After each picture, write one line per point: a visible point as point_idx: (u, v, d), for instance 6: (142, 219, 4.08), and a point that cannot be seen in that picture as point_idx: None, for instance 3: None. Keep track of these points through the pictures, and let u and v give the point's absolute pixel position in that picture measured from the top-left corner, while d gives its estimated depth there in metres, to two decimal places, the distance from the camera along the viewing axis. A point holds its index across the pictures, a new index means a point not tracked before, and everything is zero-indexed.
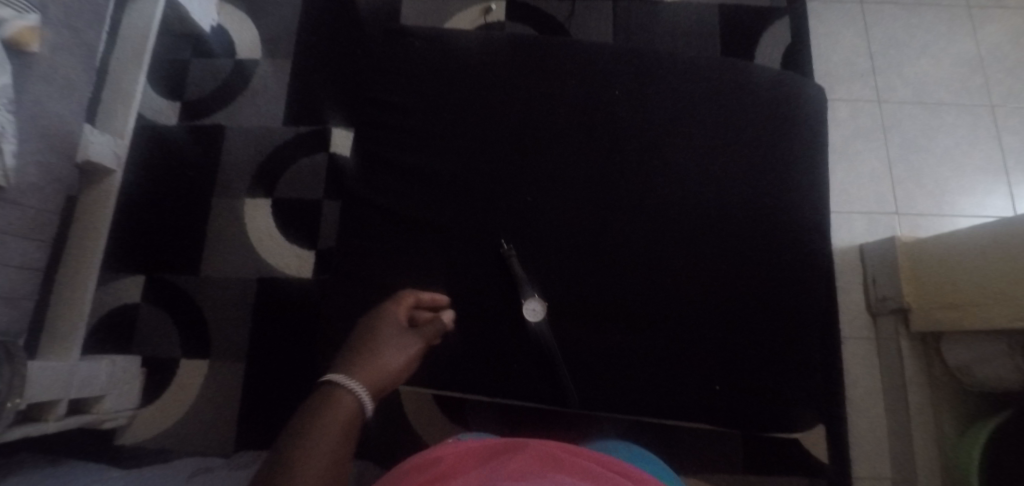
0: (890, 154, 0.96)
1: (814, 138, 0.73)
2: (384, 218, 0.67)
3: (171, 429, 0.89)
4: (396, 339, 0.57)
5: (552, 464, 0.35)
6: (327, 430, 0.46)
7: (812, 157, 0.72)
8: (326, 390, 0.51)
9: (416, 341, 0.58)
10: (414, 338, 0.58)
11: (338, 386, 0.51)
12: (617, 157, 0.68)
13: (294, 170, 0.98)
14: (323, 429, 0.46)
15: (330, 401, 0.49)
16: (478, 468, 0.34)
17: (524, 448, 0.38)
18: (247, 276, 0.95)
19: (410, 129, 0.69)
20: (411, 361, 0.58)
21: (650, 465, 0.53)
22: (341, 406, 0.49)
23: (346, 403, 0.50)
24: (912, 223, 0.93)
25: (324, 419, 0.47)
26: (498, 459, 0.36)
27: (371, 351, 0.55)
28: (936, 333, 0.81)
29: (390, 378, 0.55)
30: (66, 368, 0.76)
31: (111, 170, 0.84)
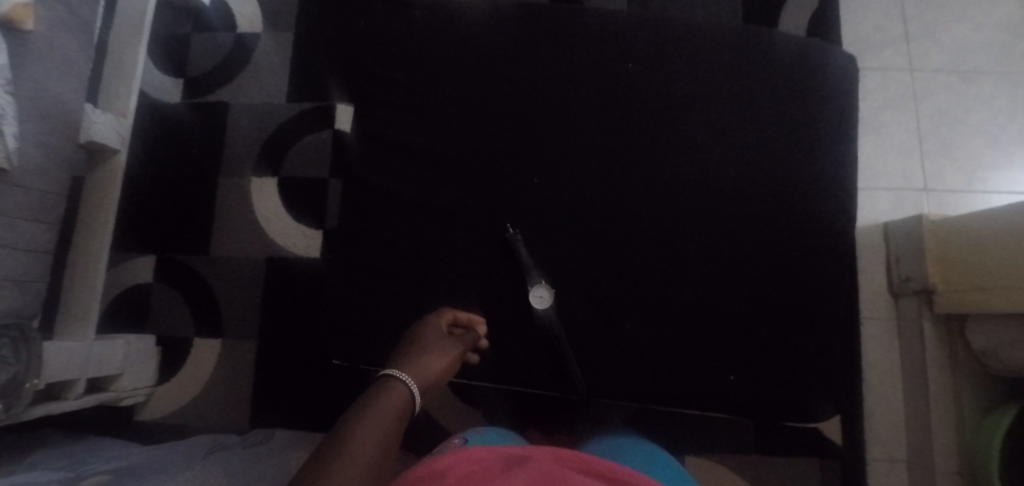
0: (921, 127, 0.91)
1: (843, 113, 0.68)
2: (387, 202, 0.65)
3: (188, 405, 0.91)
4: (440, 344, 0.56)
5: (560, 481, 0.34)
6: (375, 422, 0.47)
7: (840, 133, 0.68)
8: (375, 391, 0.52)
9: (458, 346, 0.58)
10: (455, 343, 0.58)
11: (388, 387, 0.52)
12: (630, 134, 0.65)
13: (299, 148, 0.97)
14: (371, 421, 0.46)
15: (377, 400, 0.50)
16: None
17: (531, 463, 0.36)
18: (256, 256, 0.95)
19: (414, 109, 0.66)
20: (453, 365, 0.58)
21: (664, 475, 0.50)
22: (387, 403, 0.50)
23: (392, 400, 0.51)
24: (941, 200, 0.88)
25: (371, 414, 0.48)
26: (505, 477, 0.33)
27: (415, 354, 0.55)
28: (961, 317, 0.77)
29: (433, 380, 0.56)
30: (83, 347, 0.77)
31: (116, 150, 0.83)
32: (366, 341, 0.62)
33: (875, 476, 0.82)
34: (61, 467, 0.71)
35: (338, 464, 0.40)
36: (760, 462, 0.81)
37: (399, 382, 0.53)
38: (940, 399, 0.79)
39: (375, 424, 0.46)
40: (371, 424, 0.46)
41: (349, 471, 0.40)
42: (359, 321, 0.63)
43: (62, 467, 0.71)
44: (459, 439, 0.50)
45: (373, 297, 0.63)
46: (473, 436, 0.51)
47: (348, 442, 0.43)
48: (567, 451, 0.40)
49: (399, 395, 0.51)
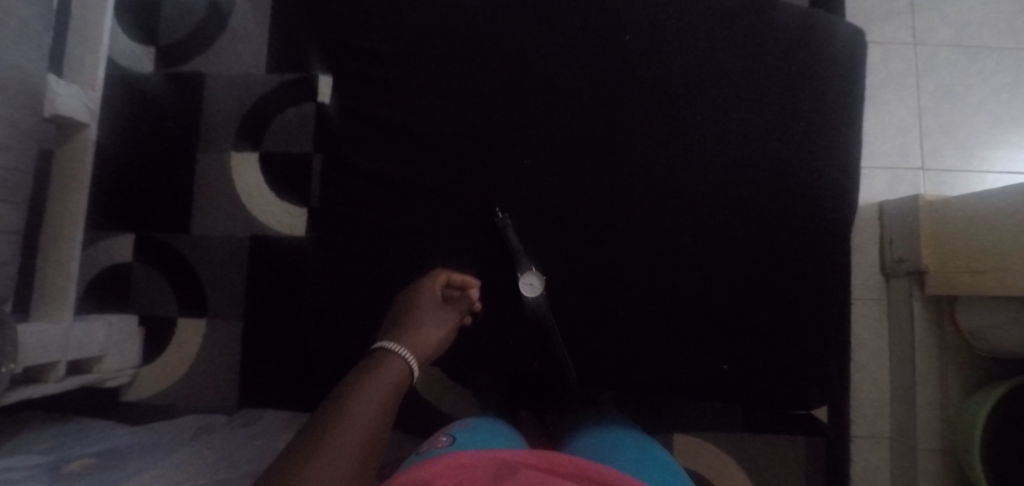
0: (921, 104, 0.88)
1: (847, 91, 0.66)
2: (370, 183, 0.62)
3: (175, 385, 0.90)
4: (436, 313, 0.59)
5: None
6: (375, 392, 0.47)
7: (843, 113, 0.65)
8: (374, 358, 0.53)
9: (453, 317, 0.60)
10: (451, 313, 0.60)
11: (386, 354, 0.53)
12: (625, 113, 0.62)
13: (280, 121, 0.93)
14: (372, 390, 0.47)
15: (376, 366, 0.51)
16: None
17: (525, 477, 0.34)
18: (238, 234, 0.92)
19: (399, 85, 0.63)
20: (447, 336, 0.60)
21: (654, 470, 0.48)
22: (388, 369, 0.51)
23: (392, 367, 0.52)
24: (937, 179, 0.87)
25: (371, 382, 0.48)
26: None
27: (412, 324, 0.56)
28: (953, 299, 0.77)
29: (430, 350, 0.58)
30: (60, 330, 0.75)
31: (84, 123, 0.79)
32: (352, 327, 0.61)
33: (858, 452, 0.84)
34: (44, 451, 0.69)
35: (340, 436, 0.40)
36: (747, 440, 0.82)
37: (398, 350, 0.54)
38: (926, 379, 0.79)
39: (374, 397, 0.46)
40: (370, 395, 0.46)
41: (351, 446, 0.40)
42: (344, 308, 0.61)
43: (45, 451, 0.70)
44: (445, 436, 0.48)
45: (359, 283, 0.61)
46: (459, 431, 0.49)
47: (348, 412, 0.43)
48: (562, 457, 0.38)
49: (399, 363, 0.52)
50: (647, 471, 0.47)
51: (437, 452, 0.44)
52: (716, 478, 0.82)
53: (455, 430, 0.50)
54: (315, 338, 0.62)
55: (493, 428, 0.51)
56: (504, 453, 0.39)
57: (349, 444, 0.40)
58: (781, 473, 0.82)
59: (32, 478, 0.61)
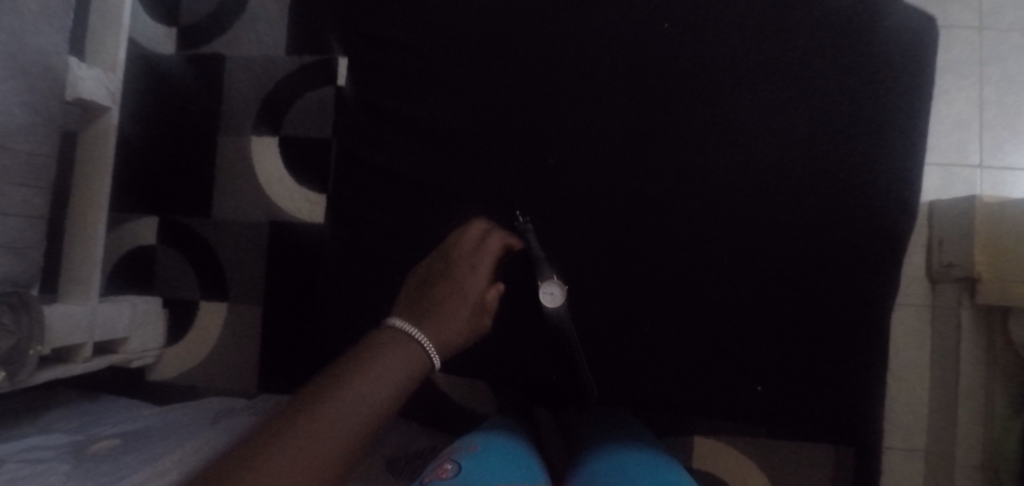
0: (984, 95, 0.81)
1: (904, 86, 0.60)
2: (396, 187, 0.66)
3: (197, 367, 0.92)
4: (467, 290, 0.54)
5: None
6: (376, 378, 0.40)
7: (896, 112, 0.60)
8: (389, 329, 0.46)
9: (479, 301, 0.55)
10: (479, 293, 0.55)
11: (394, 330, 0.45)
12: (657, 110, 0.62)
13: (299, 105, 0.91)
14: (376, 373, 0.40)
15: (388, 343, 0.44)
16: None
17: None
18: (258, 220, 0.91)
19: (432, 100, 0.65)
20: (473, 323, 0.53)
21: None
22: (398, 346, 0.43)
23: (403, 346, 0.44)
24: (996, 179, 0.80)
25: (378, 360, 0.41)
26: None
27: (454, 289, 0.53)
28: (1007, 310, 0.71)
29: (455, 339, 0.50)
30: (86, 313, 0.75)
31: (107, 107, 0.79)
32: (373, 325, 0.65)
33: (888, 463, 0.81)
34: (72, 430, 0.71)
35: (313, 435, 0.34)
36: (771, 447, 0.79)
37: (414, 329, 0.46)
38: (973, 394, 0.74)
39: (377, 382, 0.39)
40: (369, 382, 0.39)
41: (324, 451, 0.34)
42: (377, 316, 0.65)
43: (72, 430, 0.71)
44: (451, 464, 0.47)
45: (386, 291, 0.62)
46: (466, 458, 0.48)
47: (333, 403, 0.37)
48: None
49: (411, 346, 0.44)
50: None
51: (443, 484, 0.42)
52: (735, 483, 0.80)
53: (460, 455, 0.49)
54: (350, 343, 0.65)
55: (501, 451, 0.50)
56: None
57: (322, 446, 0.34)
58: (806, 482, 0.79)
59: (58, 458, 0.62)
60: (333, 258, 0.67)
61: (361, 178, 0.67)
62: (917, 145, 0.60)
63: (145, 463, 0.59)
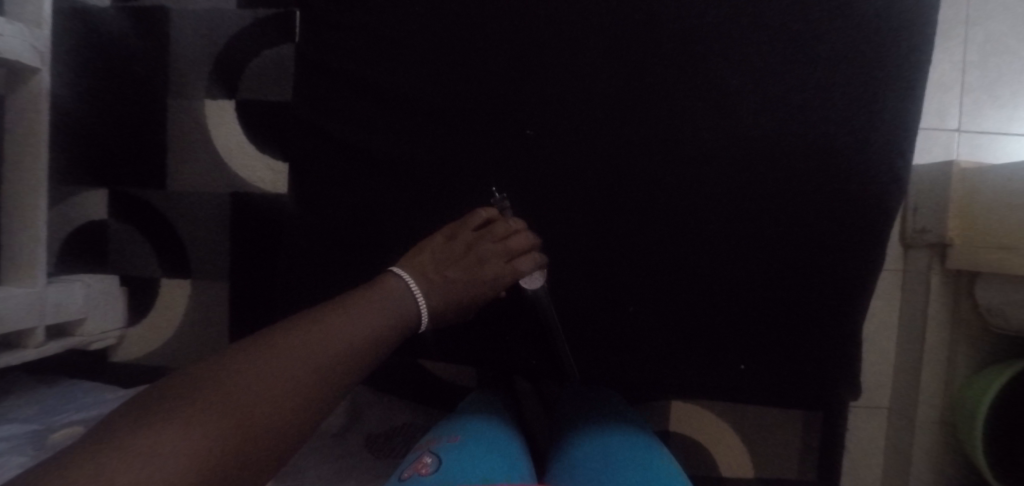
0: (968, 58, 0.80)
1: (898, 48, 0.58)
2: (366, 163, 0.63)
3: (162, 347, 0.88)
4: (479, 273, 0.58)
5: None
6: (333, 335, 0.42)
7: (886, 78, 0.58)
8: (399, 276, 0.53)
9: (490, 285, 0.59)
10: (494, 281, 0.59)
11: (400, 279, 0.53)
12: (641, 79, 0.60)
13: (256, 66, 0.84)
14: (335, 328, 0.43)
15: (383, 291, 0.50)
16: None
17: None
18: (218, 191, 0.85)
19: (407, 71, 0.61)
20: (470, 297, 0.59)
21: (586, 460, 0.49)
22: (362, 311, 0.46)
23: (367, 312, 0.47)
24: (973, 143, 0.80)
25: (341, 320, 0.44)
26: None
27: (457, 268, 0.58)
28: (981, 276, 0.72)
29: (450, 302, 0.56)
30: (34, 296, 0.70)
31: (35, 68, 0.70)
32: None
33: (853, 421, 0.84)
34: (30, 418, 0.68)
35: (254, 377, 0.36)
36: (745, 409, 0.82)
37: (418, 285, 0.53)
38: (935, 355, 0.77)
39: (332, 339, 0.42)
40: (324, 341, 0.41)
41: (263, 395, 0.36)
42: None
43: (30, 418, 0.69)
44: (430, 458, 0.46)
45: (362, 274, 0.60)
46: (445, 450, 0.47)
47: (277, 352, 0.39)
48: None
49: (380, 310, 0.48)
50: (592, 474, 0.47)
51: (423, 483, 0.42)
52: (709, 446, 0.82)
53: (439, 446, 0.49)
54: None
55: (482, 439, 0.50)
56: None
57: (260, 391, 0.36)
58: (777, 443, 0.81)
59: (15, 450, 0.60)
60: (304, 241, 0.63)
61: (330, 153, 0.63)
62: (909, 111, 0.58)
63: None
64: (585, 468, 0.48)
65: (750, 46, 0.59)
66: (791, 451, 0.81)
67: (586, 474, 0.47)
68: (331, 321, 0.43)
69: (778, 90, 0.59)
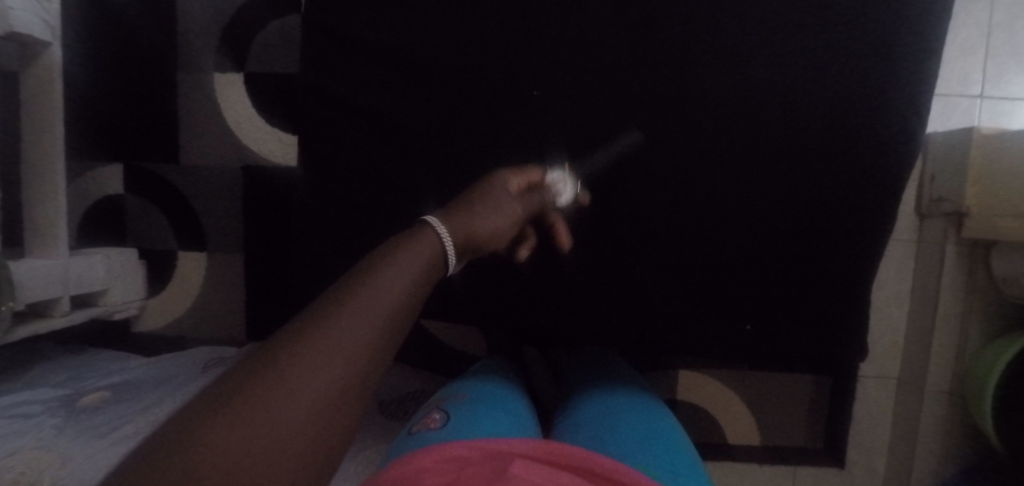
0: (993, 19, 0.77)
1: (918, 10, 0.56)
2: (373, 125, 0.63)
3: (182, 317, 0.90)
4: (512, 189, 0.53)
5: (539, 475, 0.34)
6: (353, 339, 0.30)
7: (903, 40, 0.57)
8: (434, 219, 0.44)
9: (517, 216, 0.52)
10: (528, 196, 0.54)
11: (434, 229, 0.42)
12: (650, 42, 0.59)
13: (263, 37, 0.83)
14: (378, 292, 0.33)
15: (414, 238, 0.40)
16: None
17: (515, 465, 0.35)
18: (230, 164, 0.86)
19: (416, 33, 0.61)
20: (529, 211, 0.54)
21: (595, 425, 0.49)
22: (387, 289, 0.34)
23: (394, 288, 0.34)
24: (995, 109, 0.78)
25: (373, 295, 0.32)
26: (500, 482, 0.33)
27: (486, 197, 0.50)
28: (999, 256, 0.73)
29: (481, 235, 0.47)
30: (57, 266, 0.73)
31: (46, 42, 0.71)
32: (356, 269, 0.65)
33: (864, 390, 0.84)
34: (60, 383, 0.72)
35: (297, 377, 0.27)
36: (753, 377, 0.82)
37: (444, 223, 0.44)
38: (949, 323, 0.77)
39: (367, 323, 0.31)
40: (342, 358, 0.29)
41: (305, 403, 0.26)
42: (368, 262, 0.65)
43: (59, 383, 0.72)
44: (439, 414, 0.48)
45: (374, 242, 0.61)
46: (454, 407, 0.49)
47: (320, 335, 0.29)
48: (567, 448, 0.38)
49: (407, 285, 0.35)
50: (598, 437, 0.47)
51: (432, 436, 0.44)
52: (715, 413, 0.83)
53: (446, 404, 0.50)
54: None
55: (490, 399, 0.51)
56: (501, 442, 0.38)
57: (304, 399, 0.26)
58: (784, 410, 0.82)
59: (48, 412, 0.64)
60: (314, 205, 0.64)
61: (337, 116, 0.63)
62: (926, 76, 0.57)
63: (121, 443, 0.59)
64: (590, 433, 0.48)
65: (761, 8, 0.57)
66: (798, 418, 0.82)
67: (589, 437, 0.48)
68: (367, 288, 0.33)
69: (790, 54, 0.58)
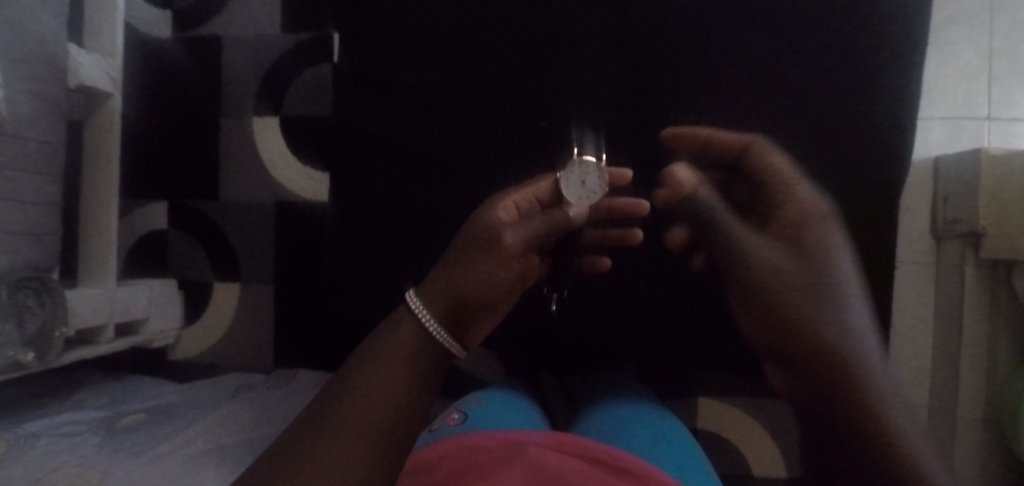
0: (993, 42, 0.78)
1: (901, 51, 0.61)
2: (392, 157, 0.68)
3: (215, 345, 0.95)
4: (504, 222, 0.53)
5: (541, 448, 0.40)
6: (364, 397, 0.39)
7: (885, 69, 0.61)
8: (414, 289, 0.47)
9: (520, 252, 0.53)
10: (540, 223, 0.55)
11: (408, 306, 0.45)
12: (652, 75, 0.64)
13: (299, 83, 0.91)
14: (388, 351, 0.43)
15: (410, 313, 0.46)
16: (504, 462, 0.38)
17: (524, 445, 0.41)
18: (265, 200, 0.93)
19: (435, 75, 0.66)
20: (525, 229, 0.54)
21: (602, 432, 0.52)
22: (387, 350, 0.43)
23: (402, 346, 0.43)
24: (1003, 130, 0.79)
25: (385, 357, 0.42)
26: (508, 456, 0.39)
27: (484, 247, 0.51)
28: (795, 237, 0.50)
29: (472, 287, 0.48)
30: (105, 295, 0.79)
31: (109, 93, 0.79)
32: (379, 291, 0.70)
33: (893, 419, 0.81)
34: (102, 405, 0.76)
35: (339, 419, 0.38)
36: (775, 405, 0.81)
37: (425, 305, 0.45)
38: (975, 347, 0.75)
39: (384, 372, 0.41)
40: (328, 449, 0.37)
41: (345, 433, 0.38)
42: (391, 283, 0.70)
43: (102, 405, 0.76)
44: (458, 413, 0.52)
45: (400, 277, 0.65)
46: (472, 408, 0.53)
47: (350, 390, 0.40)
48: (571, 437, 0.42)
49: (404, 346, 0.43)
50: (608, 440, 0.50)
51: (450, 430, 0.48)
52: (736, 441, 0.82)
53: (464, 407, 0.54)
54: (370, 312, 0.71)
55: (505, 403, 0.55)
56: (516, 435, 0.44)
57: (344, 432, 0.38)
58: None
59: (90, 431, 0.68)
60: (340, 232, 0.70)
61: (362, 150, 0.69)
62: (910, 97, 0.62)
63: (155, 461, 0.62)
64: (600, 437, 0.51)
65: (756, 42, 0.61)
66: None
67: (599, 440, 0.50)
68: (381, 352, 0.43)
69: (784, 83, 0.61)
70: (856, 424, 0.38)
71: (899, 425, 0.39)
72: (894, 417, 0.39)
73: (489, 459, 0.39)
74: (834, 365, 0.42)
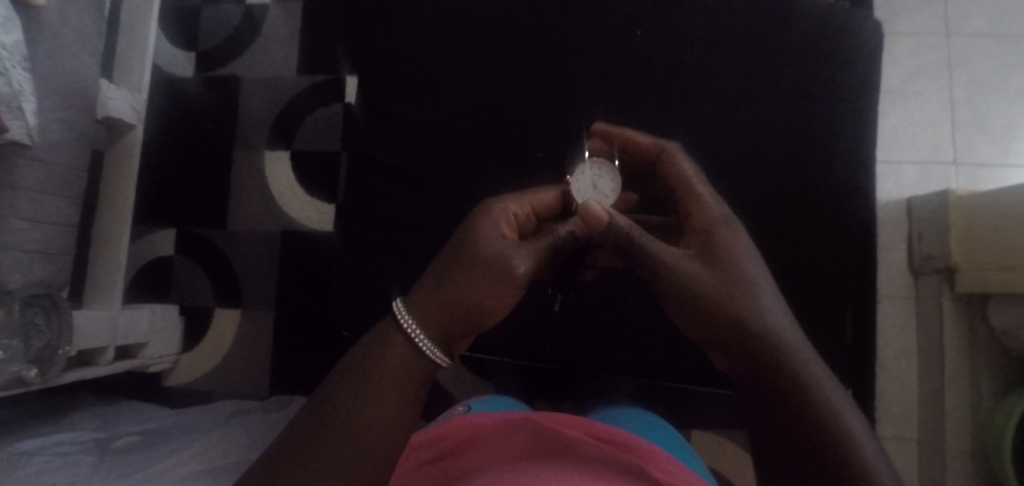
0: (953, 94, 0.86)
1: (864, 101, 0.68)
2: (398, 184, 0.72)
3: (211, 371, 0.96)
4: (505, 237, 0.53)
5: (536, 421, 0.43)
6: (360, 403, 0.43)
7: (849, 113, 0.67)
8: (402, 300, 0.49)
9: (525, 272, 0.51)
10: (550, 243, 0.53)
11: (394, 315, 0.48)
12: (639, 114, 0.68)
13: (311, 121, 0.97)
14: (382, 358, 0.46)
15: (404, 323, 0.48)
16: (501, 439, 0.42)
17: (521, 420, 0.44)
18: (271, 229, 0.96)
19: (441, 110, 0.72)
20: (540, 251, 0.52)
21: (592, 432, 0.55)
22: (382, 356, 0.46)
23: (396, 351, 0.46)
24: (970, 174, 0.84)
25: (380, 363, 0.45)
26: (505, 432, 0.43)
27: (471, 263, 0.50)
28: (710, 252, 0.51)
29: (458, 300, 0.49)
30: (109, 317, 0.80)
31: (132, 125, 0.84)
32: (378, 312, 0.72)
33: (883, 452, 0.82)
34: (96, 428, 0.76)
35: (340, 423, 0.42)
36: None
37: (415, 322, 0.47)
38: (957, 379, 0.77)
39: (378, 381, 0.44)
40: (330, 453, 0.40)
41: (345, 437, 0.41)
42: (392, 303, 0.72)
43: (96, 428, 0.76)
44: (461, 407, 0.56)
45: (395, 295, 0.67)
46: (474, 404, 0.57)
47: (347, 395, 0.43)
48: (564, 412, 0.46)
49: (398, 351, 0.46)
50: None
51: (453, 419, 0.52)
52: (729, 473, 0.82)
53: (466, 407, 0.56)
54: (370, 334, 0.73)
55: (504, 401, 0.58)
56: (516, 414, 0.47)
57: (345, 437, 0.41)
58: None
59: (84, 451, 0.68)
60: (344, 255, 0.73)
61: (370, 178, 0.73)
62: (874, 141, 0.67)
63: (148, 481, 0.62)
64: None
65: (734, 87, 0.67)
66: None
67: None
68: (377, 358, 0.46)
69: (761, 124, 0.67)
70: (820, 434, 0.41)
71: (853, 423, 0.42)
72: (848, 414, 0.43)
73: (488, 435, 0.43)
74: (795, 390, 0.43)
